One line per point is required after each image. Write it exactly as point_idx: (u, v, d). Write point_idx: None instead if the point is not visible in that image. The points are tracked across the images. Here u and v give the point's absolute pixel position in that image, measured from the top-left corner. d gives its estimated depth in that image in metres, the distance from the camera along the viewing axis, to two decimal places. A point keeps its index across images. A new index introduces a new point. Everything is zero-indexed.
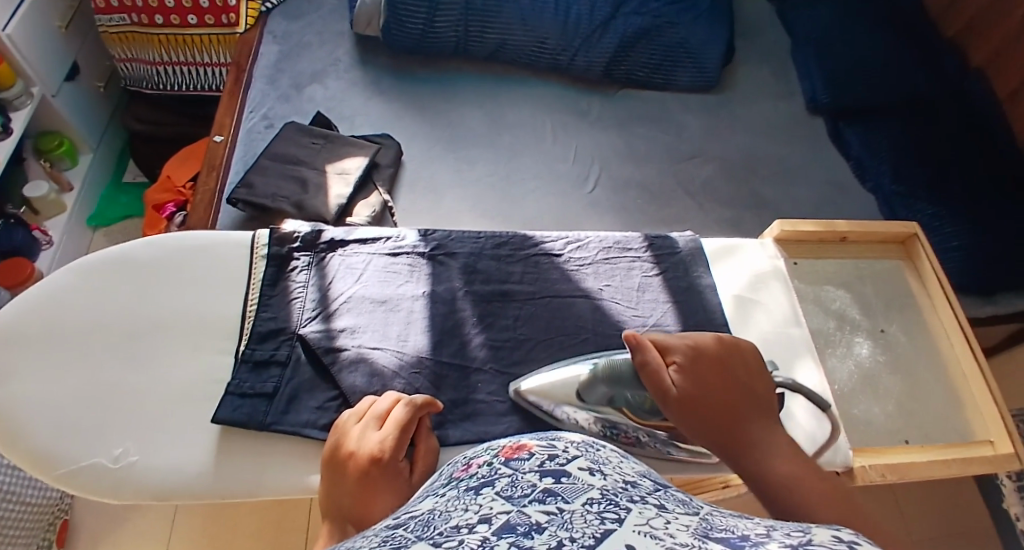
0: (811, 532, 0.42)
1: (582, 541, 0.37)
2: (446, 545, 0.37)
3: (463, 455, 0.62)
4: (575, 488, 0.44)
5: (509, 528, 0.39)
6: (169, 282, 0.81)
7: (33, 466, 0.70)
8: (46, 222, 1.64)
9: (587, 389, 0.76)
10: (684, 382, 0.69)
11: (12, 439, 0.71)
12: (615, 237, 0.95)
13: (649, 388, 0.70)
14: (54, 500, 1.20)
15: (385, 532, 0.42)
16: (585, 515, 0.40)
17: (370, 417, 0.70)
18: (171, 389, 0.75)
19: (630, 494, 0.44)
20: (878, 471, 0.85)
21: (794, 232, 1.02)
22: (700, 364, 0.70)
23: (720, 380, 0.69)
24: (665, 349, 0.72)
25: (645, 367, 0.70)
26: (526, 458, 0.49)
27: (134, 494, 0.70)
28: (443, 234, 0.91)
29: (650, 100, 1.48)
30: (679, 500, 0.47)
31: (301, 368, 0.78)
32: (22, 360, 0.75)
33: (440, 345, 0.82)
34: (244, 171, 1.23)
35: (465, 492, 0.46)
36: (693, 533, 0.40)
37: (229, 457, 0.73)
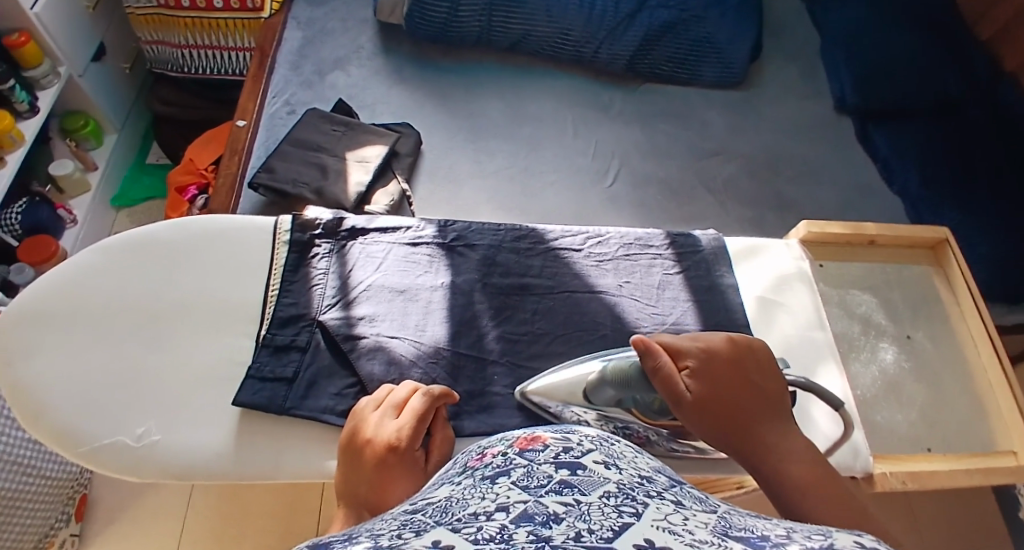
0: (833, 536, 0.41)
1: (601, 533, 0.37)
2: (465, 531, 0.37)
3: (478, 445, 0.61)
4: (592, 480, 0.44)
5: (527, 518, 0.39)
6: (192, 265, 0.82)
7: (56, 443, 0.71)
8: (71, 201, 1.66)
9: (594, 389, 0.74)
10: (698, 385, 0.68)
11: (38, 417, 0.72)
12: (637, 233, 0.94)
13: (661, 392, 0.68)
14: (74, 474, 1.22)
15: (402, 516, 0.42)
16: (603, 508, 0.40)
17: (388, 405, 0.70)
18: (192, 371, 0.76)
19: (646, 489, 0.44)
20: (899, 478, 0.84)
21: (821, 234, 1.00)
22: (713, 366, 0.69)
23: (735, 381, 0.68)
24: (677, 353, 0.70)
25: (657, 373, 0.68)
26: (542, 450, 0.49)
27: (154, 473, 0.71)
28: (462, 225, 0.91)
29: (674, 95, 1.46)
30: (696, 497, 0.46)
31: (320, 353, 0.79)
32: (48, 338, 0.76)
33: (457, 336, 0.82)
34: (266, 156, 1.24)
35: (481, 480, 0.46)
36: (711, 531, 0.40)
37: (248, 440, 0.73)
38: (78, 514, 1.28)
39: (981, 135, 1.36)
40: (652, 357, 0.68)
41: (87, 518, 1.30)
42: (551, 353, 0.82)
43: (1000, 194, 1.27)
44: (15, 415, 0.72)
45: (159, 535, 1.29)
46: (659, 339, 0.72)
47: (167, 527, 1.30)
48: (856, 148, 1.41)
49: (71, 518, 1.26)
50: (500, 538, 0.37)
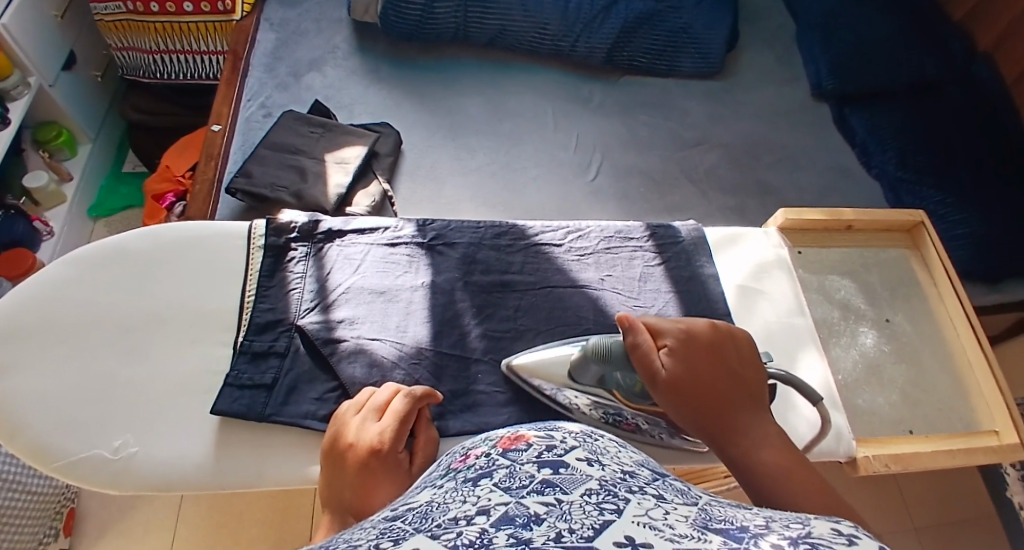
0: (811, 525, 0.41)
1: (582, 533, 0.37)
2: (445, 537, 0.37)
3: (461, 446, 0.61)
4: (573, 478, 0.43)
5: (508, 520, 0.39)
6: (167, 273, 0.81)
7: (32, 458, 0.70)
8: (46, 212, 1.64)
9: (579, 368, 0.75)
10: (673, 364, 0.69)
11: (12, 433, 0.70)
12: (616, 226, 0.94)
13: (637, 368, 0.70)
14: (59, 489, 1.20)
15: (383, 525, 0.42)
16: (585, 506, 0.40)
17: (369, 409, 0.70)
18: (170, 380, 0.75)
19: (628, 484, 0.44)
20: (882, 461, 0.85)
21: (799, 221, 1.01)
22: (691, 348, 0.70)
23: (713, 365, 0.69)
24: (656, 332, 0.71)
25: (635, 348, 0.70)
26: (525, 449, 0.48)
27: (135, 486, 0.70)
28: (440, 224, 0.90)
29: (652, 86, 1.46)
30: (680, 490, 0.46)
31: (300, 358, 0.78)
32: (22, 353, 0.74)
33: (439, 335, 0.81)
34: (243, 161, 1.22)
35: (464, 482, 0.45)
36: (692, 525, 0.40)
37: (229, 449, 0.72)
38: (67, 529, 1.26)
39: (958, 117, 1.37)
40: (631, 332, 0.71)
41: (76, 531, 1.29)
42: (535, 350, 0.82)
43: (976, 175, 1.28)
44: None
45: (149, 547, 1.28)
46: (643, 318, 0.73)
47: (158, 538, 1.29)
48: (834, 133, 1.42)
49: (60, 534, 1.24)
50: (480, 542, 0.36)
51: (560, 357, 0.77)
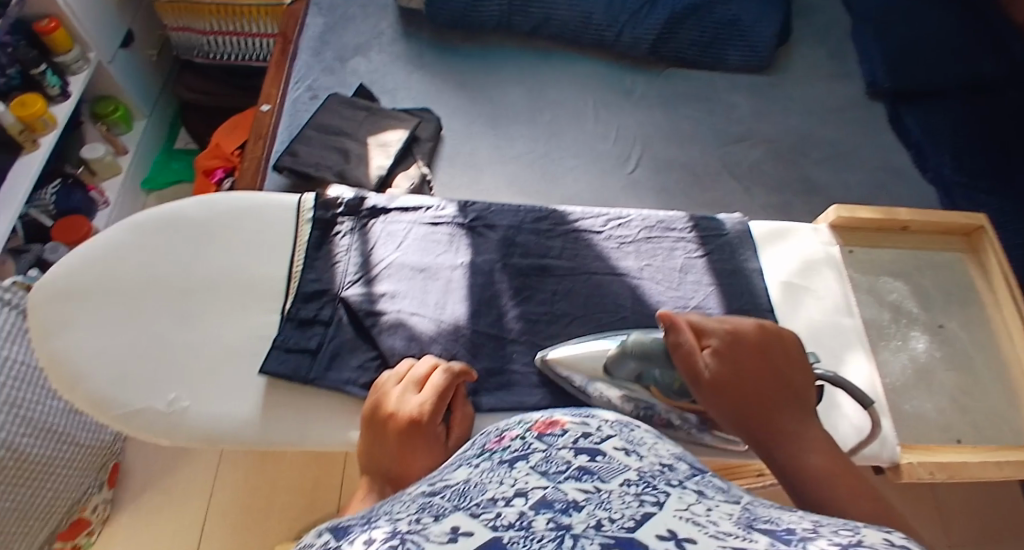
0: (863, 533, 0.42)
1: (622, 523, 0.39)
2: (485, 517, 0.39)
3: (496, 426, 0.63)
4: (611, 467, 0.45)
5: (546, 504, 0.40)
6: (220, 240, 0.84)
7: (91, 408, 0.74)
8: (103, 183, 1.70)
9: (615, 363, 0.75)
10: (716, 364, 0.69)
11: (73, 383, 0.74)
12: (660, 216, 0.94)
13: (681, 369, 0.71)
14: (106, 443, 1.27)
15: (422, 499, 0.44)
16: (624, 496, 0.42)
17: (410, 380, 0.72)
18: (222, 341, 0.78)
19: (668, 478, 0.45)
20: (928, 469, 0.84)
21: (851, 219, 1.00)
22: (736, 348, 0.70)
23: (757, 364, 0.69)
24: (701, 332, 0.73)
25: (679, 348, 0.71)
26: (560, 433, 0.50)
27: (186, 438, 0.73)
28: (482, 205, 0.91)
29: (698, 80, 1.46)
30: (719, 488, 0.48)
31: (344, 327, 0.80)
32: (82, 310, 0.78)
33: (478, 314, 0.83)
34: (289, 140, 1.26)
35: (501, 462, 0.47)
36: (737, 523, 0.41)
37: (275, 409, 0.75)
38: (112, 480, 1.32)
39: (1014, 122, 1.35)
40: (675, 332, 0.72)
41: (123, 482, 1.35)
42: (571, 334, 0.83)
43: None
44: (52, 382, 0.75)
45: (188, 503, 1.33)
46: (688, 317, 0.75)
47: (195, 495, 1.34)
48: (888, 132, 1.39)
49: (104, 487, 1.30)
50: (519, 524, 0.39)
51: (596, 353, 0.78)
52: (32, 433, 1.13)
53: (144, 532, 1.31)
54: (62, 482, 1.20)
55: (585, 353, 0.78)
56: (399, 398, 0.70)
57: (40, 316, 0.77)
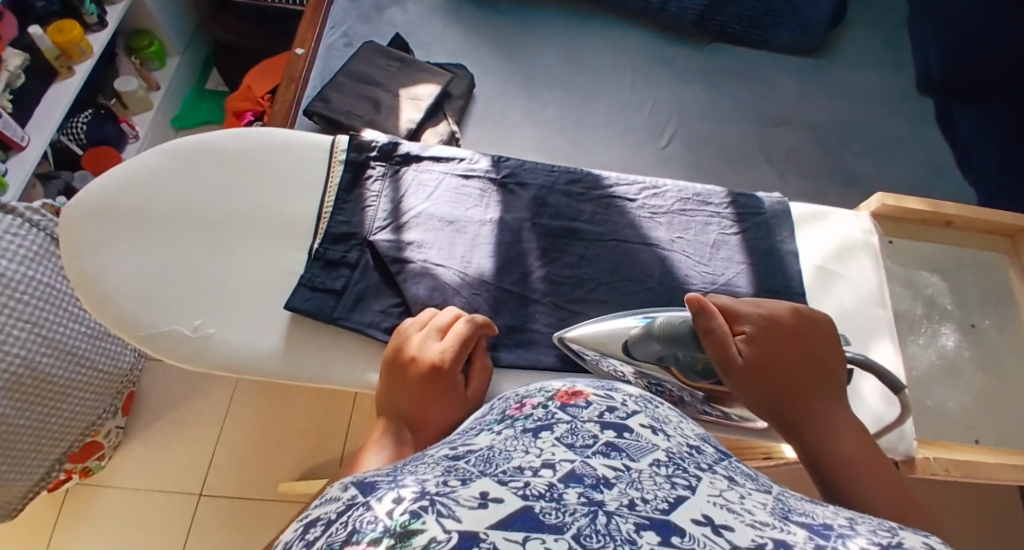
0: (901, 535, 0.45)
1: (657, 504, 0.41)
2: (514, 485, 0.41)
3: (515, 391, 0.63)
4: (640, 445, 0.48)
5: (577, 479, 0.43)
6: (251, 173, 0.84)
7: (118, 328, 0.75)
8: (134, 117, 1.71)
9: (638, 343, 0.74)
10: (749, 351, 0.71)
11: (101, 301, 0.76)
12: (695, 189, 0.92)
13: (711, 353, 0.71)
14: (124, 370, 1.30)
15: (445, 463, 0.46)
16: (655, 476, 0.44)
17: (433, 327, 0.73)
18: (249, 273, 0.78)
19: (697, 461, 0.48)
20: (942, 465, 0.85)
21: (896, 207, 1.00)
22: (769, 334, 0.72)
23: (789, 350, 0.71)
24: (735, 318, 0.74)
25: (710, 334, 0.70)
26: (585, 407, 0.52)
27: (208, 365, 0.74)
28: (516, 162, 0.90)
29: (742, 57, 1.42)
30: (749, 475, 0.51)
31: (369, 272, 0.80)
32: (113, 231, 0.79)
33: (504, 271, 0.82)
34: (321, 86, 1.25)
35: (524, 433, 0.50)
36: (772, 513, 0.44)
37: (297, 345, 0.76)
38: (127, 406, 1.42)
39: None
40: (706, 318, 0.71)
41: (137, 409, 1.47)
42: (594, 299, 0.82)
43: None
44: (81, 299, 0.77)
45: (201, 433, 1.45)
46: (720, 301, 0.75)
47: (210, 425, 1.46)
48: (937, 129, 1.36)
49: (117, 412, 1.37)
50: (550, 496, 0.41)
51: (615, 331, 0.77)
52: (52, 353, 1.14)
53: (158, 453, 1.43)
54: (81, 403, 1.23)
55: (600, 331, 0.77)
56: (421, 345, 0.71)
57: (72, 233, 0.78)
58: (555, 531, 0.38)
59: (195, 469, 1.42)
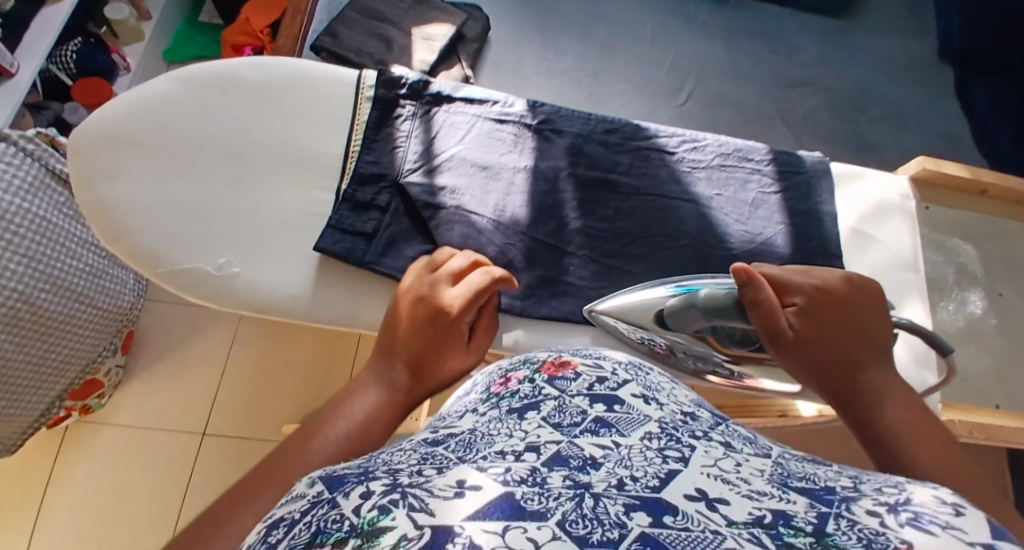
0: (908, 491, 0.44)
1: (647, 482, 0.42)
2: (493, 471, 0.43)
3: (498, 365, 0.65)
4: (630, 419, 0.49)
5: (562, 461, 0.45)
6: (271, 104, 0.79)
7: (135, 263, 0.73)
8: (124, 47, 1.62)
9: (676, 316, 0.73)
10: (800, 322, 0.69)
11: (117, 235, 0.73)
12: (737, 144, 0.88)
13: (758, 325, 0.69)
14: (125, 310, 1.26)
15: (425, 449, 0.49)
16: (645, 451, 0.46)
17: (446, 273, 0.69)
18: (272, 212, 0.75)
19: (692, 429, 0.49)
20: (967, 428, 0.86)
21: (936, 171, 0.97)
22: (821, 305, 0.70)
23: (841, 320, 0.68)
24: (784, 289, 0.71)
25: (758, 305, 0.68)
26: (574, 379, 0.55)
27: (236, 304, 0.73)
28: (551, 108, 0.85)
29: (767, 14, 1.37)
30: (747, 438, 0.52)
31: (400, 217, 0.76)
32: (128, 159, 0.75)
33: (538, 221, 0.79)
34: (328, 20, 1.17)
35: (510, 412, 0.52)
36: (769, 481, 0.44)
37: (327, 287, 0.74)
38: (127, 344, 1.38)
39: None
40: (753, 288, 0.68)
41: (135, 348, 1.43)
42: (629, 255, 0.80)
43: None
44: (94, 231, 0.73)
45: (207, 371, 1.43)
46: (770, 270, 0.74)
47: (211, 365, 1.43)
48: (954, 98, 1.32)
49: (118, 350, 1.34)
50: (534, 481, 0.42)
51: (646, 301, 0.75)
52: (51, 291, 1.10)
53: (158, 392, 1.40)
54: (79, 340, 1.19)
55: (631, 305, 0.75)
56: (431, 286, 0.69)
57: (79, 162, 0.74)
58: (539, 519, 0.40)
59: (196, 407, 1.40)
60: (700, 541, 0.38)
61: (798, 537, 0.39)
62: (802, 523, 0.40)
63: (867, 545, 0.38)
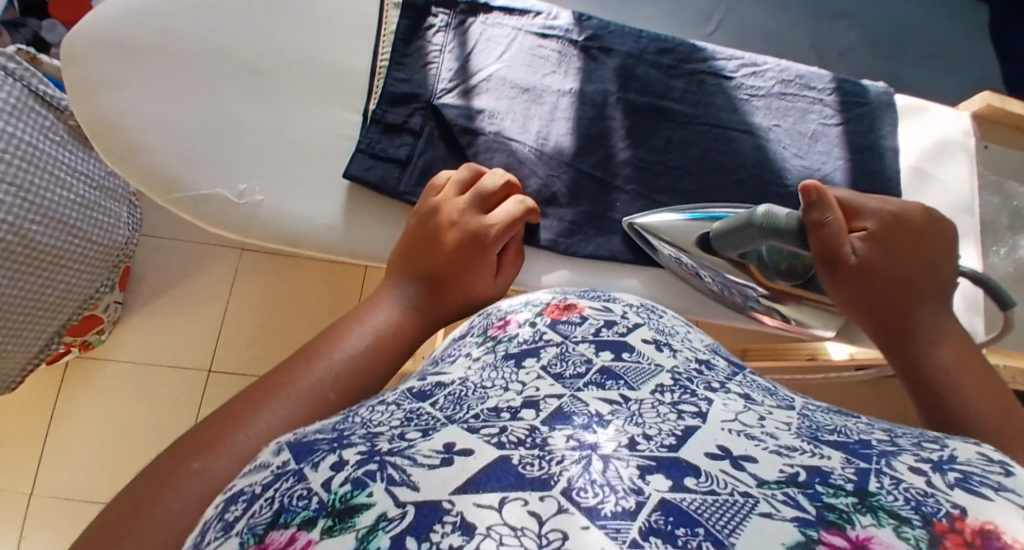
0: (951, 446, 0.44)
1: (663, 441, 0.42)
2: (487, 432, 0.42)
3: (497, 306, 0.65)
4: (639, 372, 0.49)
5: (565, 418, 0.44)
6: (293, 17, 0.76)
7: (145, 184, 0.71)
8: None
9: (723, 240, 0.72)
10: (866, 250, 0.67)
11: (125, 153, 0.70)
12: (800, 69, 0.83)
13: (818, 249, 0.68)
14: (120, 245, 1.22)
15: (410, 405, 0.48)
16: (658, 407, 0.45)
17: (478, 194, 0.70)
18: (299, 133, 0.74)
19: (708, 380, 0.49)
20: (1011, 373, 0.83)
21: (1001, 109, 0.89)
22: (891, 236, 0.68)
23: (910, 254, 0.67)
24: (857, 214, 0.70)
25: (821, 228, 0.67)
26: (578, 325, 0.55)
27: (258, 232, 0.73)
28: (599, 22, 0.81)
29: None
30: (764, 388, 0.51)
31: (436, 143, 0.76)
32: (134, 68, 0.71)
33: (584, 152, 0.77)
34: None
35: (505, 360, 0.51)
36: (798, 435, 0.44)
37: (355, 216, 0.74)
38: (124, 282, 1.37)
39: None
40: (820, 210, 0.67)
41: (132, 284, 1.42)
42: (681, 190, 0.77)
43: None
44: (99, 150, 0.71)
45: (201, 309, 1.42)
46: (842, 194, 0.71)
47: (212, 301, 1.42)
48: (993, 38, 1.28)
49: (116, 287, 1.31)
50: (533, 442, 0.42)
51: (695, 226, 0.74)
52: (44, 222, 1.02)
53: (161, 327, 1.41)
54: (79, 274, 1.14)
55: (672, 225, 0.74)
56: (462, 210, 0.69)
57: (74, 71, 0.70)
58: (542, 488, 0.38)
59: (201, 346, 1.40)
60: (726, 505, 0.37)
61: (838, 496, 0.37)
62: (841, 480, 0.39)
63: (914, 506, 0.37)
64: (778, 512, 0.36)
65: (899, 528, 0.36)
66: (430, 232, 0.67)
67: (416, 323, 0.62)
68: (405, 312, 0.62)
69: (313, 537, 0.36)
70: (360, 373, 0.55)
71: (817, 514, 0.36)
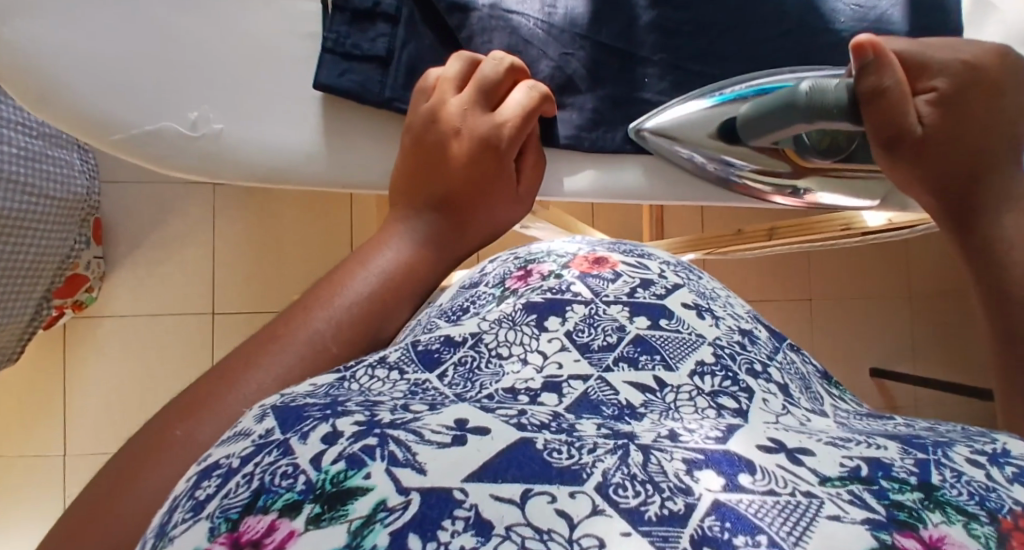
0: (1000, 440, 0.44)
1: (709, 432, 0.42)
2: (502, 413, 0.42)
3: (514, 253, 0.65)
4: (673, 341, 0.51)
5: (595, 407, 0.45)
6: None
7: (83, 129, 0.71)
8: None
9: (754, 132, 0.76)
10: (931, 118, 0.73)
11: (51, 98, 0.69)
12: None
13: (868, 117, 0.71)
14: (79, 198, 1.44)
15: (415, 374, 0.48)
16: (696, 399, 0.46)
17: (479, 92, 0.70)
18: (248, 51, 0.74)
19: (747, 358, 0.51)
20: None
21: None
22: (958, 98, 0.73)
23: (976, 118, 0.73)
24: (924, 74, 0.73)
25: (876, 94, 0.70)
26: (611, 281, 0.57)
27: (222, 164, 0.75)
28: None
29: None
30: (799, 376, 0.54)
31: (420, 30, 0.77)
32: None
33: (601, 20, 0.78)
34: None
35: (527, 314, 0.53)
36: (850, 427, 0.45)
37: (330, 134, 0.78)
38: (100, 237, 1.61)
39: None
40: (876, 73, 0.69)
41: (111, 231, 1.65)
42: (721, 52, 0.80)
43: None
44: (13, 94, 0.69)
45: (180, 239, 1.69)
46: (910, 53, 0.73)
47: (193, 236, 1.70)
48: None
49: (91, 244, 1.55)
50: (560, 428, 0.41)
51: (718, 113, 0.79)
52: (5, 187, 1.21)
53: (145, 268, 1.68)
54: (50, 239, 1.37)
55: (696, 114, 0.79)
56: (464, 111, 0.69)
57: None
58: (573, 482, 0.36)
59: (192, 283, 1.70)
60: (790, 506, 0.36)
61: (904, 493, 0.37)
62: (904, 474, 0.39)
63: (979, 502, 0.38)
64: (846, 515, 0.36)
65: (968, 525, 0.37)
66: (436, 141, 0.69)
67: (432, 252, 0.64)
68: (418, 244, 0.64)
69: (296, 527, 0.34)
70: (371, 315, 0.57)
71: (888, 514, 0.36)
